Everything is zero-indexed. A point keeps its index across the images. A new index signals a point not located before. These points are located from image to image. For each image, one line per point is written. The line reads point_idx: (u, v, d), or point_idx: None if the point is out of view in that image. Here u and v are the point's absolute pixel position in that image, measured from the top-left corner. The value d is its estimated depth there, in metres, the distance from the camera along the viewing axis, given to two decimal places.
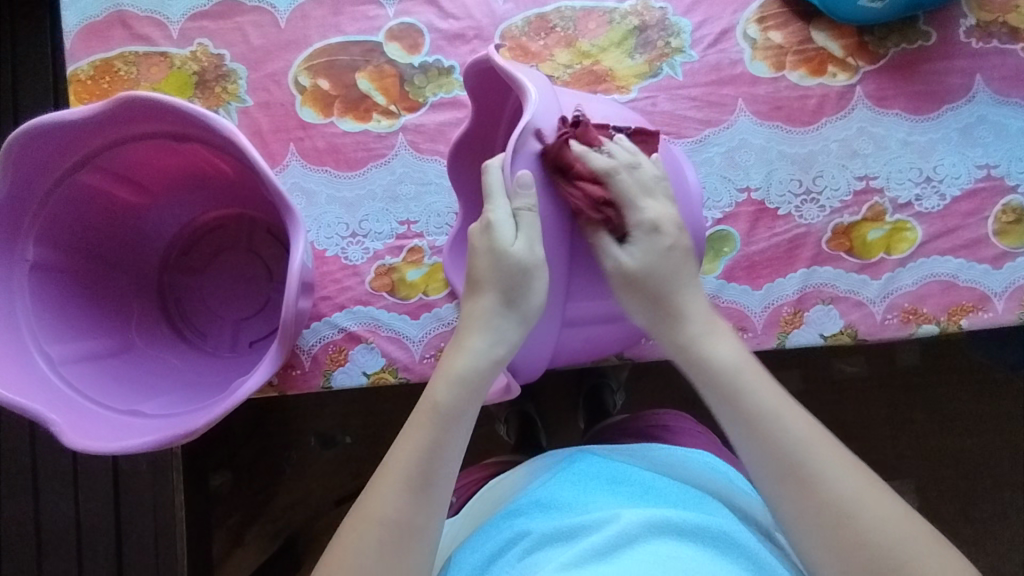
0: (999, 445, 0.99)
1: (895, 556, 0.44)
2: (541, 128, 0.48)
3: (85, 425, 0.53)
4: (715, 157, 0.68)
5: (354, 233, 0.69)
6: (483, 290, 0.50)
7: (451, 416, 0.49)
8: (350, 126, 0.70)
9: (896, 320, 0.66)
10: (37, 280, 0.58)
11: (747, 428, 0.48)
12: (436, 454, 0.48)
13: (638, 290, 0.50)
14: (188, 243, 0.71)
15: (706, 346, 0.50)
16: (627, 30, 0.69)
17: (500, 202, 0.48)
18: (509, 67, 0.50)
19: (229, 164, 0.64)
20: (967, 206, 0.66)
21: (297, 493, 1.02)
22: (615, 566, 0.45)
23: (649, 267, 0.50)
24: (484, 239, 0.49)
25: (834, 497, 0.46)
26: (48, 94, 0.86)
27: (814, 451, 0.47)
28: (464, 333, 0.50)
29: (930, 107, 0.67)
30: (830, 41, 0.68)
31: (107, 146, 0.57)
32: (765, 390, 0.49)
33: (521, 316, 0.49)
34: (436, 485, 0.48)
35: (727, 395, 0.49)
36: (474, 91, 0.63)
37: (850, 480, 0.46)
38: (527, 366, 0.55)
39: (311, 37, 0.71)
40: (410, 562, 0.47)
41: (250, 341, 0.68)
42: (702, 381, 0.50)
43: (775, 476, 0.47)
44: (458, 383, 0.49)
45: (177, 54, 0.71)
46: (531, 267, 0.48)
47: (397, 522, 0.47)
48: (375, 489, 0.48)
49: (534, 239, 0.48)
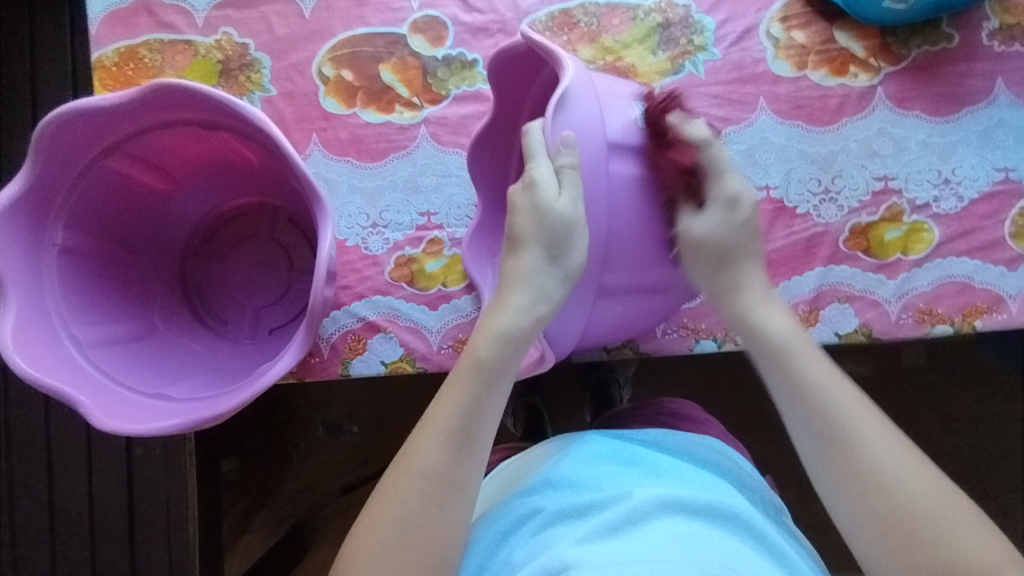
0: (1002, 447, 1.00)
1: (936, 528, 0.43)
2: (578, 93, 0.50)
3: (115, 407, 0.54)
4: (735, 155, 0.68)
5: (375, 223, 0.70)
6: (527, 247, 0.51)
7: (494, 371, 0.49)
8: (373, 117, 0.71)
9: (911, 319, 0.66)
10: (65, 263, 0.59)
11: (796, 396, 0.50)
12: (477, 409, 0.49)
13: (705, 258, 0.53)
14: (210, 231, 0.72)
15: (760, 319, 0.53)
16: (651, 27, 0.70)
17: (542, 161, 0.50)
18: (544, 41, 0.52)
19: (255, 153, 0.64)
20: (985, 208, 0.67)
21: (306, 479, 1.03)
22: (626, 540, 0.46)
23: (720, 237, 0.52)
24: (525, 196, 0.50)
25: (878, 471, 0.45)
26: (68, 78, 0.86)
27: (866, 422, 0.47)
28: (505, 292, 0.51)
29: (951, 109, 0.68)
30: (852, 42, 0.69)
31: (135, 132, 0.58)
32: (814, 364, 0.50)
33: (564, 273, 0.50)
34: (476, 442, 0.49)
35: (782, 358, 0.51)
36: (499, 82, 0.63)
37: (900, 454, 0.45)
38: (561, 335, 0.56)
39: (335, 28, 0.71)
40: (450, 515, 0.47)
41: (270, 328, 0.69)
42: (756, 347, 0.52)
43: (823, 447, 0.48)
44: (501, 339, 0.50)
45: (202, 43, 0.71)
46: (573, 223, 0.49)
47: (439, 476, 0.47)
48: (415, 443, 0.49)
49: (578, 197, 0.49)
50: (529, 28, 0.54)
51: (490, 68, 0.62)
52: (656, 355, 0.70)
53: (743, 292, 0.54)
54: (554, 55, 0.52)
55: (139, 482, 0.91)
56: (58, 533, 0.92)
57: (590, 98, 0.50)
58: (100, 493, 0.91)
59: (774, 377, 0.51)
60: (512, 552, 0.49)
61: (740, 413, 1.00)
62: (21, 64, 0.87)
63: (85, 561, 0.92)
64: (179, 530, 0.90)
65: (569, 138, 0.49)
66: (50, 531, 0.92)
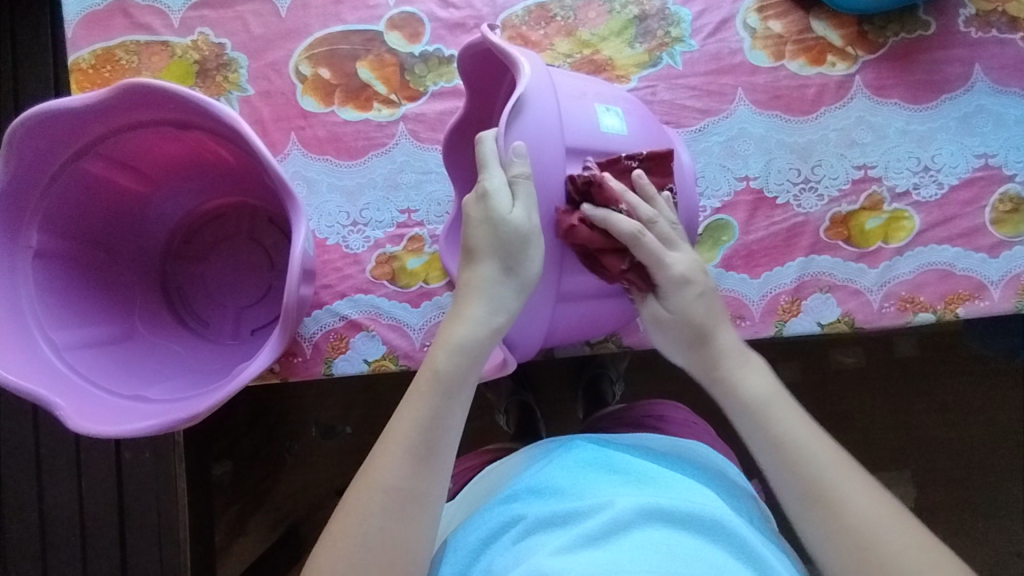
0: (995, 435, 1.00)
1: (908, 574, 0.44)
2: (535, 100, 0.50)
3: (91, 411, 0.54)
4: (714, 146, 0.68)
5: (356, 221, 0.70)
6: (481, 258, 0.50)
7: (452, 383, 0.50)
8: (351, 115, 0.70)
9: (894, 308, 0.66)
10: (41, 266, 0.59)
11: (770, 438, 0.50)
12: (437, 420, 0.49)
13: (690, 338, 0.53)
14: (190, 232, 0.71)
15: (727, 364, 0.53)
16: (628, 20, 0.69)
17: (495, 171, 0.49)
18: (503, 45, 0.52)
19: (231, 153, 0.64)
20: (965, 194, 0.67)
21: (298, 481, 1.03)
22: (608, 550, 0.45)
23: (686, 312, 0.52)
24: (479, 208, 0.50)
25: (838, 496, 0.47)
26: (49, 82, 0.86)
27: (819, 451, 0.49)
28: (462, 303, 0.51)
29: (929, 96, 0.68)
30: (829, 31, 0.68)
31: (109, 133, 0.58)
32: (779, 400, 0.51)
33: (519, 283, 0.50)
34: (437, 455, 0.49)
35: (756, 414, 0.51)
36: (470, 75, 0.63)
37: (856, 482, 0.48)
38: (521, 342, 0.55)
39: (311, 26, 0.71)
40: (415, 528, 0.47)
41: (252, 328, 0.69)
42: (727, 406, 0.52)
43: (788, 473, 0.49)
44: (458, 351, 0.50)
45: (178, 43, 0.71)
46: (528, 234, 0.49)
47: (400, 490, 0.48)
48: (378, 456, 0.49)
49: (532, 207, 0.49)
50: (488, 30, 0.54)
51: (460, 62, 0.61)
52: (640, 348, 0.70)
53: (713, 356, 0.53)
54: (512, 59, 0.52)
55: (129, 487, 0.90)
56: (49, 541, 0.92)
57: (546, 102, 0.50)
58: (89, 499, 0.91)
59: (741, 414, 0.52)
60: (493, 560, 0.49)
61: None
62: None
63: (76, 568, 0.92)
64: (169, 535, 0.90)
65: (519, 148, 0.48)
66: (40, 538, 0.92)
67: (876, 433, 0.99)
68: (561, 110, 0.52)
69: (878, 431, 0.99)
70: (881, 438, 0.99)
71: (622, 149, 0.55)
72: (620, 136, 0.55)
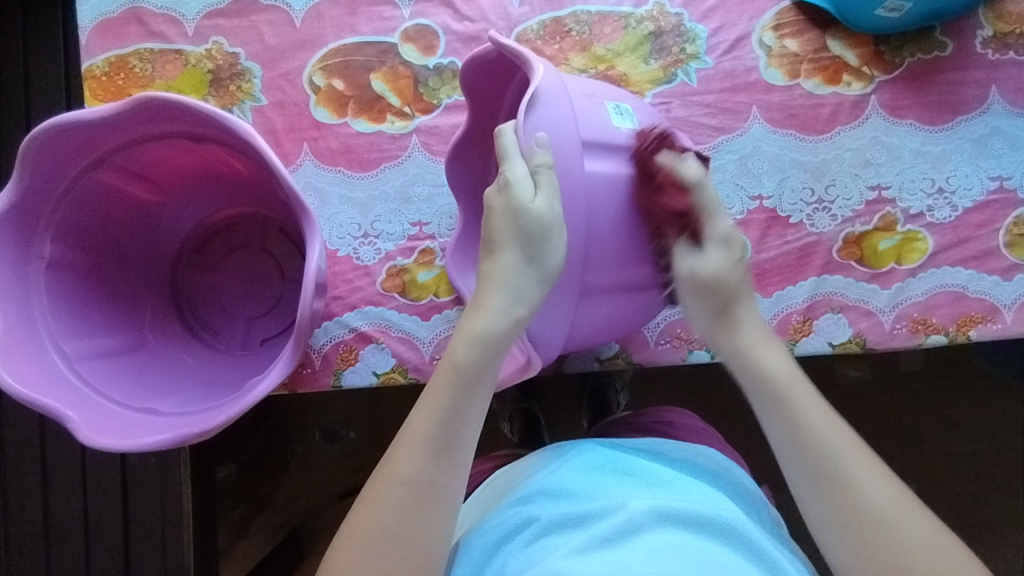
0: (1001, 451, 0.99)
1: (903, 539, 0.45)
2: (549, 93, 0.50)
3: (102, 423, 0.54)
4: (728, 164, 0.68)
5: (367, 233, 0.70)
6: (503, 249, 0.51)
7: (471, 375, 0.49)
8: (364, 127, 0.70)
9: (905, 329, 0.66)
10: (54, 276, 0.59)
11: (774, 405, 0.51)
12: (455, 414, 0.49)
13: (704, 295, 0.54)
14: (201, 242, 0.71)
15: (757, 358, 0.53)
16: (643, 36, 0.69)
17: (516, 162, 0.49)
18: (511, 43, 0.52)
19: (244, 164, 0.64)
20: (979, 217, 0.66)
21: (301, 485, 1.03)
22: (622, 552, 0.45)
23: (721, 277, 0.53)
24: (500, 199, 0.50)
25: (878, 514, 0.46)
26: (62, 84, 0.85)
27: (853, 459, 0.48)
28: (482, 294, 0.51)
29: (944, 118, 0.67)
30: (846, 50, 0.68)
31: (123, 145, 0.58)
32: (809, 403, 0.51)
33: (541, 274, 0.50)
34: (457, 450, 0.49)
35: (771, 393, 0.51)
36: (469, 85, 0.62)
37: (891, 491, 0.47)
38: (544, 338, 0.54)
39: (326, 37, 0.71)
40: (432, 524, 0.47)
41: (262, 338, 0.69)
42: (750, 382, 0.53)
43: (825, 495, 0.48)
44: (478, 343, 0.50)
45: (192, 52, 0.71)
46: (550, 224, 0.49)
47: (419, 483, 0.47)
48: (395, 451, 0.49)
49: (553, 197, 0.49)
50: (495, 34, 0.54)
51: (461, 74, 0.61)
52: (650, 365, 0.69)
53: (738, 325, 0.54)
54: (524, 60, 0.52)
55: (133, 493, 0.90)
56: (51, 545, 0.91)
57: (560, 99, 0.50)
58: (94, 505, 0.91)
59: (771, 415, 0.51)
60: (505, 562, 0.49)
61: (736, 419, 0.99)
62: (11, 70, 0.86)
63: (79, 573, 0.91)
64: (173, 539, 0.90)
65: (542, 138, 0.49)
66: (42, 543, 0.91)
67: (881, 447, 0.99)
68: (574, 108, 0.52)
69: (882, 446, 0.99)
70: (887, 452, 0.99)
71: (636, 147, 0.55)
72: (633, 134, 0.55)
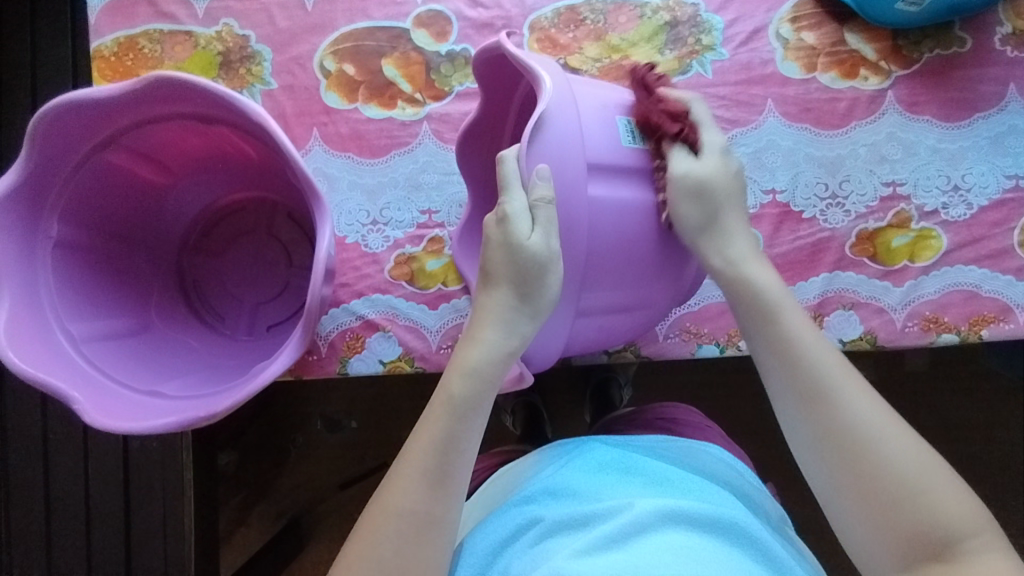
0: (1004, 454, 0.99)
1: (916, 493, 0.45)
2: (556, 117, 0.48)
3: (108, 404, 0.53)
4: (742, 157, 0.67)
5: (375, 221, 0.69)
6: (498, 284, 0.51)
7: (466, 406, 0.49)
8: (374, 113, 0.70)
9: (917, 327, 0.65)
10: (61, 256, 0.58)
11: (779, 354, 0.50)
12: (451, 444, 0.48)
13: (696, 197, 0.52)
14: (208, 226, 0.71)
15: (744, 272, 0.52)
16: (658, 26, 0.68)
17: (516, 194, 0.49)
18: (522, 57, 0.51)
19: (254, 148, 0.63)
20: (994, 216, 0.66)
21: (302, 474, 1.03)
22: (627, 553, 0.45)
23: (710, 177, 0.52)
24: (498, 231, 0.50)
25: (858, 427, 0.47)
26: (66, 60, 0.84)
27: (839, 375, 0.49)
28: (476, 327, 0.51)
29: (961, 115, 0.67)
30: (863, 44, 0.68)
31: (132, 126, 0.57)
32: (799, 321, 0.51)
33: (532, 310, 0.50)
34: (453, 478, 0.48)
35: (775, 332, 0.51)
36: (482, 78, 0.61)
37: (904, 442, 0.46)
38: (538, 356, 0.56)
39: (337, 21, 0.70)
40: (429, 554, 0.46)
41: (268, 325, 0.68)
42: (746, 302, 0.52)
43: (801, 405, 0.49)
44: (472, 375, 0.50)
45: (202, 34, 0.70)
46: (546, 261, 0.49)
47: (418, 514, 0.47)
48: (393, 480, 0.48)
49: (551, 233, 0.48)
50: (508, 43, 0.52)
51: (472, 67, 0.60)
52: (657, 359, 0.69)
53: (729, 235, 0.53)
54: (534, 74, 0.50)
55: (137, 481, 0.88)
56: (52, 533, 0.89)
57: (567, 123, 0.49)
58: (95, 492, 0.88)
59: (756, 330, 0.52)
60: (509, 563, 0.49)
61: (740, 416, 0.98)
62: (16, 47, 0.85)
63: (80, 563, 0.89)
64: (174, 529, 0.87)
65: (543, 171, 0.47)
66: (43, 530, 0.89)
67: None
68: (581, 132, 0.50)
69: None
70: None
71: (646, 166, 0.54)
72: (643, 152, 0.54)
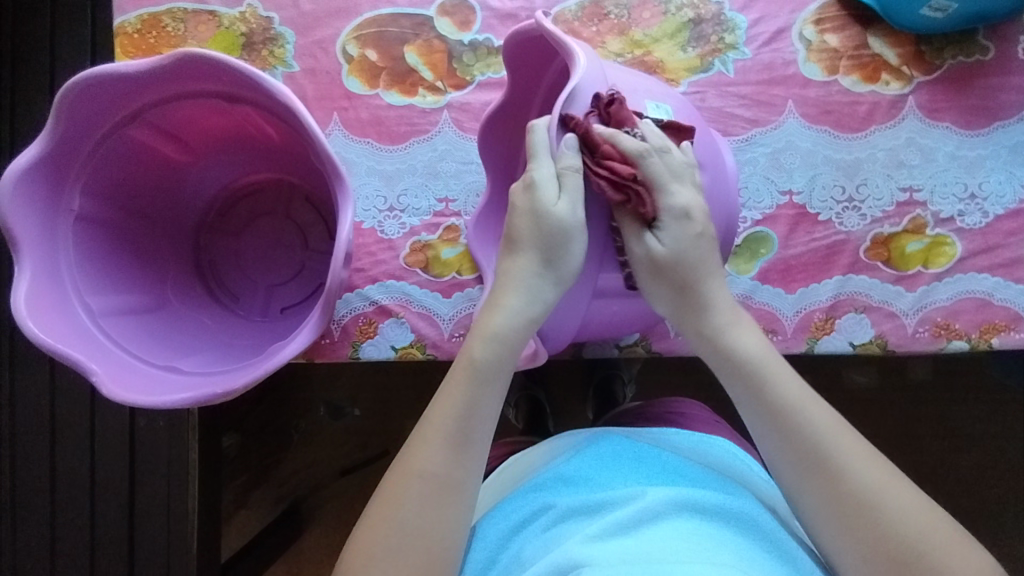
0: (1001, 466, 0.99)
1: (925, 549, 0.44)
2: (589, 90, 0.48)
3: (125, 377, 0.54)
4: (760, 157, 0.67)
5: (392, 207, 0.69)
6: (522, 248, 0.50)
7: (488, 372, 0.49)
8: (395, 99, 0.70)
9: (928, 333, 0.66)
10: (81, 230, 0.59)
11: (774, 419, 0.49)
12: (472, 409, 0.49)
13: (664, 277, 0.49)
14: (226, 206, 0.71)
15: (732, 340, 0.51)
16: (682, 23, 0.69)
17: (544, 162, 0.48)
18: (558, 33, 0.51)
19: (276, 130, 0.64)
20: (1010, 225, 0.66)
21: (305, 458, 1.04)
22: (641, 537, 0.45)
23: (680, 256, 0.49)
24: (525, 198, 0.49)
25: (862, 493, 0.46)
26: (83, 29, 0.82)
27: (838, 440, 0.47)
28: (499, 291, 0.51)
29: (981, 123, 0.67)
30: (886, 49, 0.68)
31: (156, 102, 0.57)
32: (790, 384, 0.49)
33: (556, 277, 0.49)
34: (473, 441, 0.49)
35: (761, 386, 0.49)
36: (512, 62, 0.62)
37: (907, 499, 0.46)
38: (554, 334, 0.56)
39: (361, 7, 0.70)
40: (449, 517, 0.47)
41: (283, 306, 0.69)
42: (730, 373, 0.51)
43: (804, 474, 0.47)
44: (494, 340, 0.49)
45: (225, 14, 0.71)
46: (571, 229, 0.48)
47: (437, 476, 0.48)
48: (414, 443, 0.49)
49: (577, 201, 0.48)
50: (544, 18, 0.52)
51: (504, 51, 0.61)
52: (667, 355, 0.69)
53: (710, 307, 0.51)
54: (568, 50, 0.50)
55: (141, 455, 0.85)
56: (56, 506, 0.87)
57: (599, 98, 0.49)
58: (100, 466, 0.86)
59: (749, 400, 0.50)
60: (522, 546, 0.49)
61: (742, 417, 0.99)
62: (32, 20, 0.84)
63: (83, 539, 0.87)
64: (178, 503, 0.84)
65: (572, 139, 0.47)
66: (48, 502, 0.87)
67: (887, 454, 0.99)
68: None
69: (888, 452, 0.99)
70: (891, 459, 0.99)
71: None
72: None
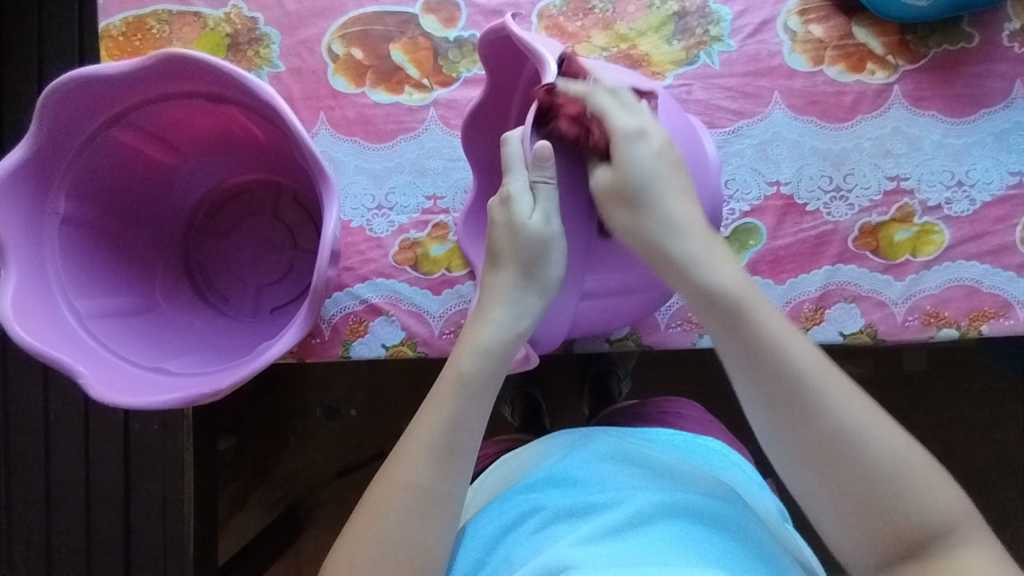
0: (998, 454, 1.00)
1: (903, 489, 0.44)
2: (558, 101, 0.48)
3: (113, 380, 0.54)
4: (747, 149, 0.67)
5: (381, 205, 0.69)
6: (504, 264, 0.50)
7: (475, 386, 0.49)
8: (381, 97, 0.70)
9: (917, 322, 0.66)
10: (67, 233, 0.59)
11: (746, 352, 0.47)
12: (459, 421, 0.49)
13: (630, 207, 0.47)
14: (214, 206, 0.71)
15: (704, 267, 0.47)
16: (667, 16, 0.69)
17: (518, 175, 0.49)
18: (527, 38, 0.51)
19: (262, 129, 0.64)
20: (997, 211, 0.66)
21: (301, 460, 1.04)
22: (629, 544, 0.45)
23: (637, 184, 0.47)
24: (502, 213, 0.50)
25: (845, 435, 0.45)
26: (69, 35, 0.82)
27: (850, 412, 0.45)
28: (485, 306, 0.51)
29: (967, 110, 0.67)
30: (870, 38, 0.68)
31: (140, 104, 0.57)
32: (766, 315, 0.47)
33: (540, 288, 0.50)
34: (460, 455, 0.49)
35: (738, 314, 0.47)
36: (488, 61, 0.62)
37: (892, 441, 0.45)
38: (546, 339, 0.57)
39: (346, 5, 0.70)
40: (431, 529, 0.47)
41: (272, 307, 0.68)
42: (705, 303, 0.47)
43: (780, 411, 0.46)
44: (482, 353, 0.50)
45: (210, 15, 0.70)
46: (548, 240, 0.49)
47: (423, 488, 0.48)
48: (401, 455, 0.49)
49: (551, 212, 0.49)
50: (513, 24, 0.53)
51: (478, 49, 0.61)
52: (658, 349, 0.69)
53: (684, 231, 0.47)
54: (537, 57, 0.50)
55: (136, 459, 0.85)
56: (52, 512, 0.87)
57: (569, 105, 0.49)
58: (95, 470, 0.86)
59: (744, 373, 0.47)
60: (511, 550, 0.49)
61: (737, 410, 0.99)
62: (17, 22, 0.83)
63: (80, 544, 0.87)
64: (174, 506, 0.84)
65: (544, 149, 0.47)
66: (43, 508, 0.87)
67: None
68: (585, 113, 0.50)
69: None
70: None
71: None
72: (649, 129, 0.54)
